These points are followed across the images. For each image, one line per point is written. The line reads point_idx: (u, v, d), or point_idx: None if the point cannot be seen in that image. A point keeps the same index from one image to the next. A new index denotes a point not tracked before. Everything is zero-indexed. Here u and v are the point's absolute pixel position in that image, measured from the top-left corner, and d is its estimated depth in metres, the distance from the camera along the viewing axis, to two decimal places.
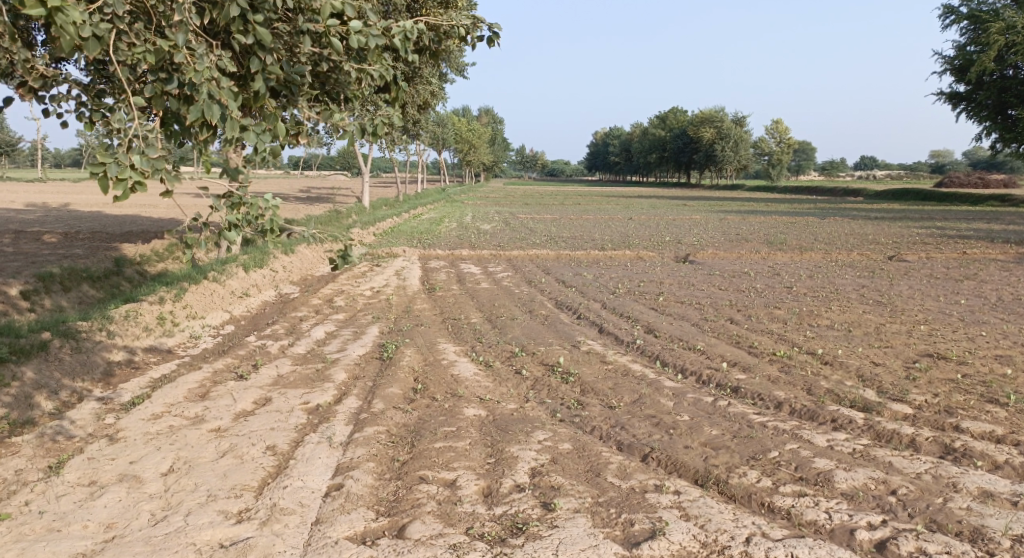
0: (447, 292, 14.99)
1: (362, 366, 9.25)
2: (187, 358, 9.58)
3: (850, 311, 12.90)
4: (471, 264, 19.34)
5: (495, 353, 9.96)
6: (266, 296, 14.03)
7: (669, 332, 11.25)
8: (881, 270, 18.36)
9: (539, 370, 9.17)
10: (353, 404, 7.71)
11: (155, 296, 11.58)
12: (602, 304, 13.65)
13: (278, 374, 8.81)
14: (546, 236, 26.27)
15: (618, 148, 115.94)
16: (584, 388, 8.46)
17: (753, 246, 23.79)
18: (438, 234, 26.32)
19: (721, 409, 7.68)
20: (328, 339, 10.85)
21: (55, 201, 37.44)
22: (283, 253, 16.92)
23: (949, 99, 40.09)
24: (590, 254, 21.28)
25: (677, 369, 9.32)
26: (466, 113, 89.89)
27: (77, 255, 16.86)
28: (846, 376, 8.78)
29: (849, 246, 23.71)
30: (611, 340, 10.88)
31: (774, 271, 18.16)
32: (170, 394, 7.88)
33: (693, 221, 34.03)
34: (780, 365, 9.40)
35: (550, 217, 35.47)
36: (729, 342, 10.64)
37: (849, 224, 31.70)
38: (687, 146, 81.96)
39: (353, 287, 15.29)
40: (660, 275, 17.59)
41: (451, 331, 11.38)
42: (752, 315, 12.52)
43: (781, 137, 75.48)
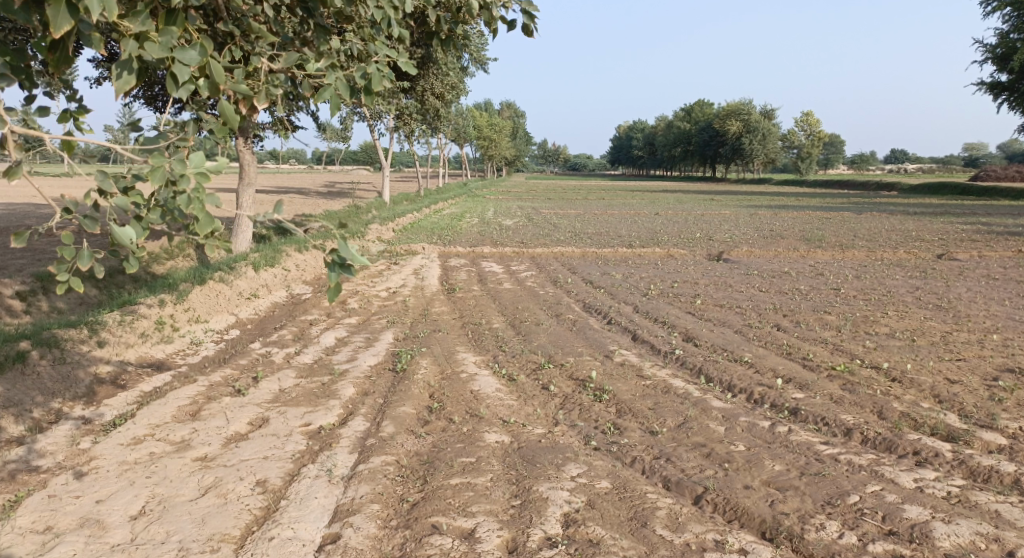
0: (468, 293, 14.07)
1: (375, 379, 8.35)
2: (183, 370, 8.73)
3: (908, 317, 11.79)
4: (493, 262, 18.40)
5: (520, 364, 9.01)
6: (276, 297, 13.19)
7: (711, 340, 10.23)
8: (933, 270, 17.17)
9: (570, 386, 8.20)
10: (360, 426, 6.79)
11: (154, 298, 10.74)
12: (634, 307, 12.64)
13: (281, 387, 7.92)
14: (571, 232, 25.27)
15: (642, 141, 114.32)
16: (621, 408, 7.47)
17: (790, 243, 22.61)
18: (459, 230, 25.44)
19: (782, 436, 6.69)
20: (339, 346, 9.96)
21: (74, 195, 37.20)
22: (296, 250, 16.08)
23: (991, 88, 38.32)
24: (618, 251, 20.23)
25: (724, 385, 8.30)
26: (487, 106, 88.88)
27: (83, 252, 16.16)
28: (921, 397, 7.84)
29: (892, 243, 22.46)
30: (647, 350, 9.88)
31: (816, 271, 17.02)
32: (156, 411, 7.00)
33: (722, 216, 32.82)
34: (842, 381, 8.37)
35: (574, 211, 34.42)
36: (779, 353, 9.60)
37: (888, 220, 30.36)
38: (713, 140, 80.37)
39: (369, 287, 14.41)
40: (694, 274, 16.51)
41: (473, 338, 10.45)
42: (801, 321, 11.45)
43: (812, 129, 73.38)
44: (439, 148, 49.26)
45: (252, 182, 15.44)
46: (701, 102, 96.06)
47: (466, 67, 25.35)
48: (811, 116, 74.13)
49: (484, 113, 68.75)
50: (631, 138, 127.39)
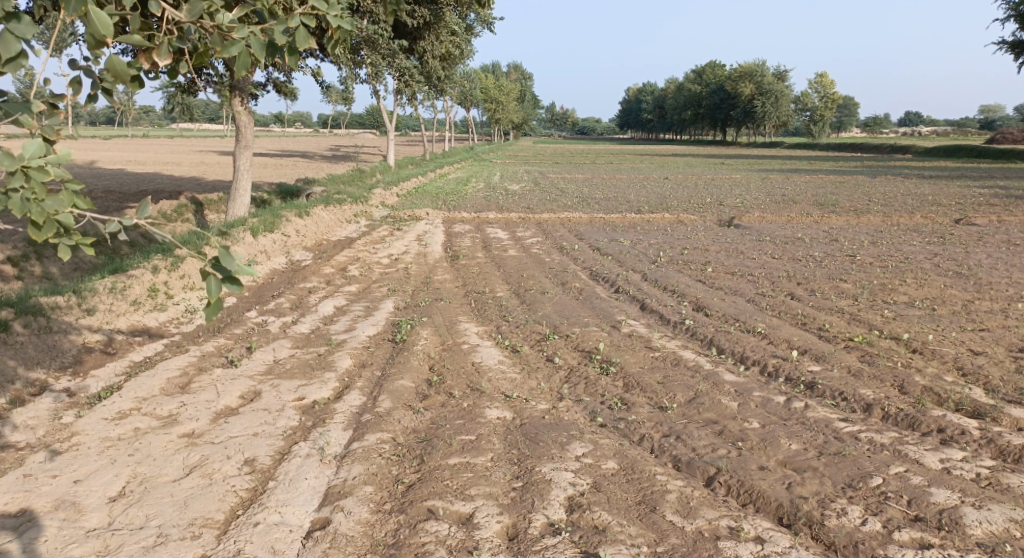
0: (472, 260, 13.69)
1: (372, 351, 8.04)
2: (175, 340, 8.43)
3: (928, 285, 11.38)
4: (498, 228, 18.01)
5: (524, 335, 8.68)
6: (275, 264, 12.84)
7: (723, 310, 9.86)
8: (951, 236, 16.69)
9: (576, 359, 7.87)
10: (355, 401, 6.48)
11: (147, 265, 10.43)
12: (643, 275, 12.26)
13: (276, 359, 7.61)
14: (578, 197, 24.78)
15: (651, 104, 112.71)
16: (629, 383, 7.15)
17: (803, 208, 22.09)
18: (464, 195, 25.00)
19: (798, 412, 6.36)
20: (337, 316, 9.64)
21: (79, 158, 36.94)
22: (296, 216, 15.72)
23: (1012, 49, 37.22)
24: (626, 217, 19.81)
25: (736, 357, 7.95)
26: (495, 69, 87.60)
27: (80, 217, 15.85)
28: (944, 370, 7.49)
29: (907, 207, 21.93)
30: (656, 320, 9.53)
31: (830, 237, 16.56)
32: (143, 383, 6.70)
33: (733, 181, 32.20)
34: (860, 354, 8.01)
35: (582, 176, 33.87)
36: (793, 324, 9.23)
37: (903, 184, 29.70)
38: (724, 103, 79.03)
39: (370, 254, 14.05)
40: (705, 241, 16.08)
41: (475, 307, 10.11)
42: (817, 290, 11.04)
43: (825, 91, 71.84)
44: (445, 112, 48.41)
45: (250, 144, 15.08)
46: (711, 64, 94.29)
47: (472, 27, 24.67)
48: (824, 78, 72.65)
49: (492, 77, 67.67)
50: (640, 101, 125.58)
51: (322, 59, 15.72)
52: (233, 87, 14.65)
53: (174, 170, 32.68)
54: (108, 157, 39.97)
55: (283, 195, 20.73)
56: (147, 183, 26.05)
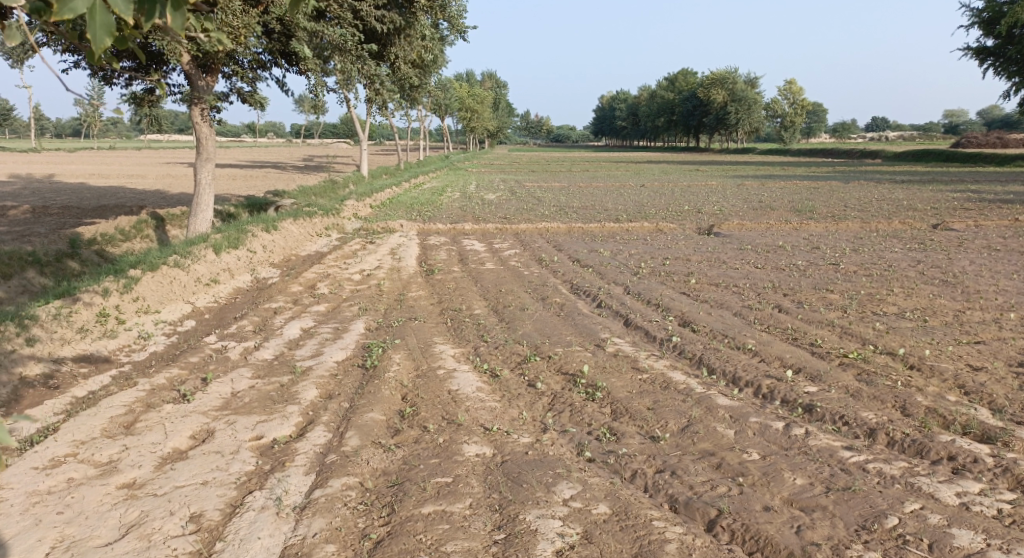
0: (447, 274, 13.16)
1: (341, 378, 7.48)
2: (126, 372, 7.83)
3: (916, 294, 11.04)
4: (474, 240, 17.50)
5: (503, 357, 8.17)
6: (239, 283, 12.21)
7: (710, 325, 9.44)
8: (931, 241, 16.48)
9: (559, 383, 7.38)
10: (320, 439, 5.93)
11: (97, 287, 9.81)
12: (625, 288, 11.83)
13: (234, 392, 7.02)
14: (555, 206, 24.33)
15: (625, 111, 113.00)
16: (617, 409, 6.67)
17: (781, 214, 21.85)
18: (438, 205, 24.49)
19: (799, 441, 5.91)
20: (304, 339, 9.06)
21: (42, 172, 36.03)
22: (263, 230, 15.09)
23: (977, 54, 37.51)
24: (604, 226, 19.42)
25: (728, 378, 7.49)
26: (468, 77, 87.25)
27: (33, 237, 15.11)
28: (946, 389, 7.10)
29: (884, 213, 21.76)
30: (641, 337, 9.08)
31: (812, 245, 16.25)
32: (83, 424, 6.12)
33: (709, 187, 31.97)
34: (857, 371, 7.60)
35: (557, 184, 33.53)
36: (784, 338, 8.81)
37: (877, 189, 29.66)
38: (697, 109, 79.36)
39: (340, 270, 13.46)
40: (685, 250, 15.71)
41: (451, 327, 9.59)
42: (804, 301, 10.66)
43: (795, 98, 72.17)
44: (418, 121, 47.83)
45: (211, 157, 14.46)
46: (683, 70, 94.69)
47: (444, 37, 24.22)
48: (794, 84, 73.18)
49: (465, 86, 67.12)
50: (613, 108, 125.92)
51: (287, 67, 15.15)
52: (192, 96, 14.06)
53: (140, 183, 31.79)
54: (70, 170, 38.84)
55: (251, 208, 20.09)
56: (109, 197, 25.20)
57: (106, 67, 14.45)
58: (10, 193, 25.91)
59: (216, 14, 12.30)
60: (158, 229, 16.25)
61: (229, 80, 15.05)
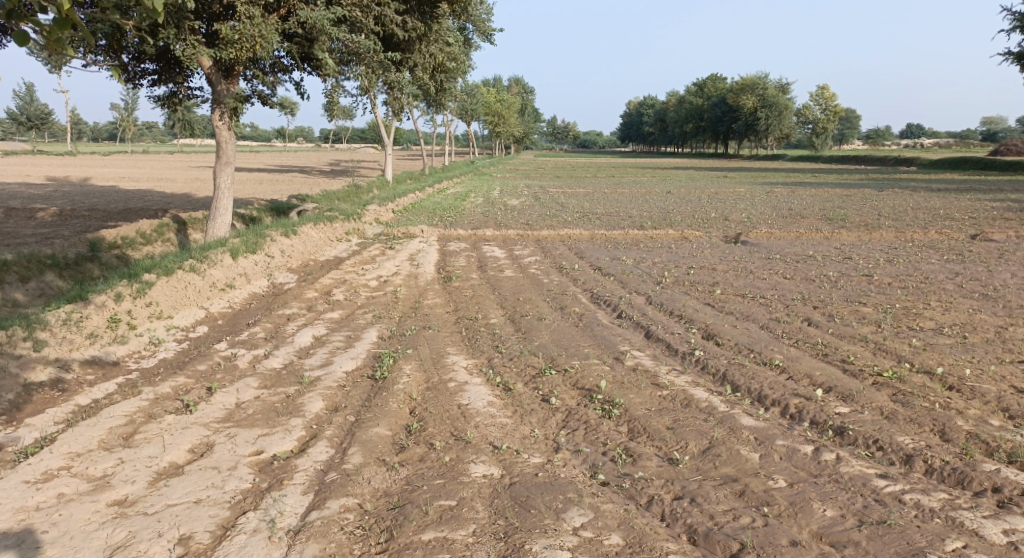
0: (465, 282, 12.89)
1: (348, 390, 7.23)
2: (133, 380, 7.68)
3: (954, 309, 10.53)
4: (496, 246, 17.24)
5: (518, 370, 7.86)
6: (254, 288, 12.05)
7: (735, 339, 9.04)
8: (970, 253, 15.86)
9: (575, 399, 7.05)
10: (321, 456, 5.67)
11: (110, 291, 9.70)
12: (648, 298, 11.46)
13: (239, 402, 6.79)
14: (579, 212, 24.01)
15: (652, 117, 112.21)
16: (634, 429, 6.33)
17: (811, 223, 21.32)
18: (461, 210, 24.28)
19: (829, 467, 5.53)
20: (314, 348, 8.84)
21: (75, 175, 36.60)
22: (282, 235, 14.95)
23: (1016, 60, 36.46)
24: (628, 233, 19.04)
25: (754, 396, 7.11)
26: (496, 82, 87.28)
27: (55, 240, 15.17)
28: (988, 412, 6.65)
29: (919, 222, 21.11)
30: (663, 350, 8.71)
31: (844, 254, 15.73)
32: (81, 434, 5.94)
33: (737, 194, 31.41)
34: (892, 391, 7.16)
35: (582, 190, 33.20)
36: (814, 354, 8.38)
37: (911, 197, 28.86)
38: (726, 115, 78.47)
39: (358, 275, 13.26)
40: (712, 259, 15.28)
41: (466, 337, 9.30)
42: (836, 315, 10.21)
43: (827, 104, 70.94)
44: (445, 126, 47.84)
45: (230, 161, 14.35)
46: (712, 76, 93.85)
47: (469, 41, 24.04)
48: (825, 91, 72.04)
49: (491, 91, 66.92)
50: (641, 114, 125.19)
51: (308, 72, 15.04)
52: (212, 99, 14.03)
53: (167, 186, 32.08)
54: (101, 173, 39.37)
55: (273, 212, 20.03)
56: (136, 200, 25.38)
57: (129, 70, 14.44)
58: (40, 195, 26.28)
59: (235, 23, 12.19)
60: (179, 233, 16.23)
61: (250, 83, 15.00)
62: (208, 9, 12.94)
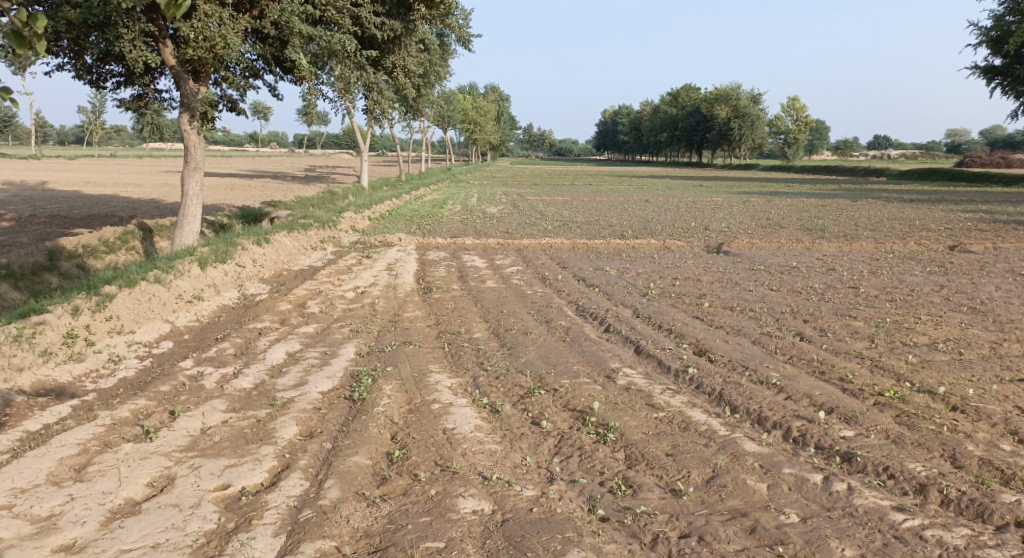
0: (446, 293, 12.44)
1: (325, 413, 6.76)
2: (91, 403, 7.21)
3: (946, 323, 10.30)
4: (475, 255, 16.83)
5: (504, 390, 7.43)
6: (224, 300, 11.52)
7: (728, 355, 8.71)
8: (951, 264, 15.75)
9: (566, 422, 6.65)
10: (295, 490, 5.39)
11: (67, 305, 9.19)
12: (634, 310, 11.12)
13: (204, 428, 6.43)
14: (558, 220, 23.65)
15: (627, 125, 112.54)
16: (631, 455, 5.98)
17: (791, 233, 21.17)
18: (439, 218, 23.82)
19: (841, 499, 5.28)
20: (288, 365, 8.35)
21: (36, 180, 35.45)
22: (254, 243, 14.41)
23: (985, 73, 36.85)
24: (609, 243, 18.74)
25: (754, 418, 6.75)
26: (472, 89, 87.02)
27: (13, 248, 14.51)
28: (997, 435, 6.38)
29: (898, 233, 21.05)
30: (654, 367, 8.35)
31: (827, 266, 15.54)
32: (28, 467, 5.71)
33: (715, 204, 31.28)
34: (896, 413, 6.85)
35: (560, 198, 32.90)
36: (810, 372, 8.06)
37: (886, 208, 28.93)
38: (700, 124, 78.84)
39: (333, 286, 12.77)
40: (696, 270, 15.01)
41: (448, 353, 8.86)
42: (827, 329, 9.93)
43: (799, 114, 71.47)
44: (421, 133, 47.32)
45: (199, 166, 13.79)
46: (686, 86, 94.37)
47: (445, 46, 23.62)
48: (798, 101, 72.66)
49: (466, 97, 66.43)
50: (615, 123, 125.55)
51: (281, 75, 14.53)
52: (181, 102, 13.48)
53: (135, 192, 31.14)
54: (66, 177, 38.23)
55: (245, 219, 19.40)
56: (101, 206, 24.54)
57: (93, 72, 13.86)
58: (1, 201, 25.35)
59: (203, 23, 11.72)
60: (145, 241, 15.60)
61: (221, 86, 14.45)
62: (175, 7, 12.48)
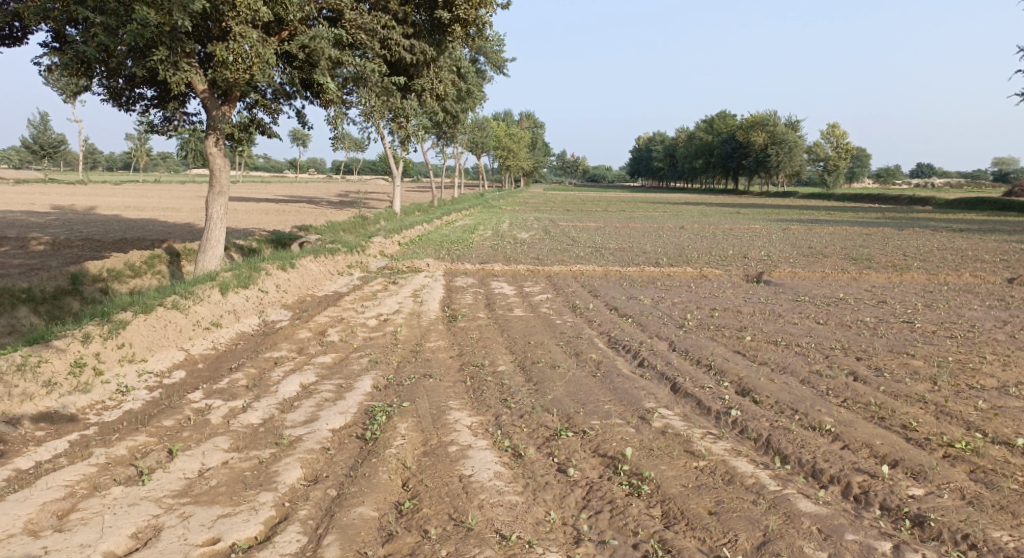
0: (472, 322, 11.91)
1: (333, 454, 6.23)
2: (89, 437, 6.79)
3: (1015, 364, 9.43)
4: (504, 282, 16.28)
5: (528, 431, 6.81)
6: (243, 327, 11.11)
7: (774, 396, 7.97)
8: (1013, 298, 14.75)
9: (595, 470, 6.01)
10: (291, 546, 5.02)
11: (77, 332, 8.82)
12: (670, 344, 10.43)
13: (202, 470, 5.96)
14: (591, 247, 23.00)
15: (662, 152, 111.87)
16: (669, 512, 5.36)
17: (835, 262, 20.26)
18: (469, 243, 23.40)
19: None
20: (301, 398, 7.84)
21: (81, 204, 35.93)
22: (279, 268, 14.05)
23: None
24: (644, 270, 18.07)
25: (807, 470, 6.05)
26: (506, 117, 87.22)
27: (39, 272, 14.39)
28: None
29: (951, 264, 20.01)
30: (694, 409, 7.65)
31: (877, 298, 14.68)
32: (6, 514, 5.34)
33: (754, 231, 30.37)
34: (969, 468, 6.09)
35: (593, 224, 32.30)
36: (867, 417, 7.30)
37: (936, 237, 27.73)
38: (736, 151, 77.77)
39: (355, 313, 12.31)
40: (735, 300, 14.28)
41: (471, 388, 8.27)
42: (883, 368, 9.14)
43: (839, 142, 69.93)
44: (455, 159, 47.24)
45: (224, 190, 13.49)
46: (723, 113, 93.56)
47: (479, 71, 23.52)
48: (838, 128, 71.23)
49: (500, 123, 66.29)
50: (650, 150, 124.91)
51: (311, 99, 14.23)
52: (207, 124, 13.22)
53: (170, 216, 31.36)
54: (105, 201, 38.75)
55: (274, 243, 19.15)
56: (135, 230, 24.59)
57: (125, 94, 13.66)
58: (39, 223, 25.59)
59: (231, 45, 11.37)
60: (171, 265, 15.37)
61: (250, 109, 14.21)
62: (205, 29, 12.24)
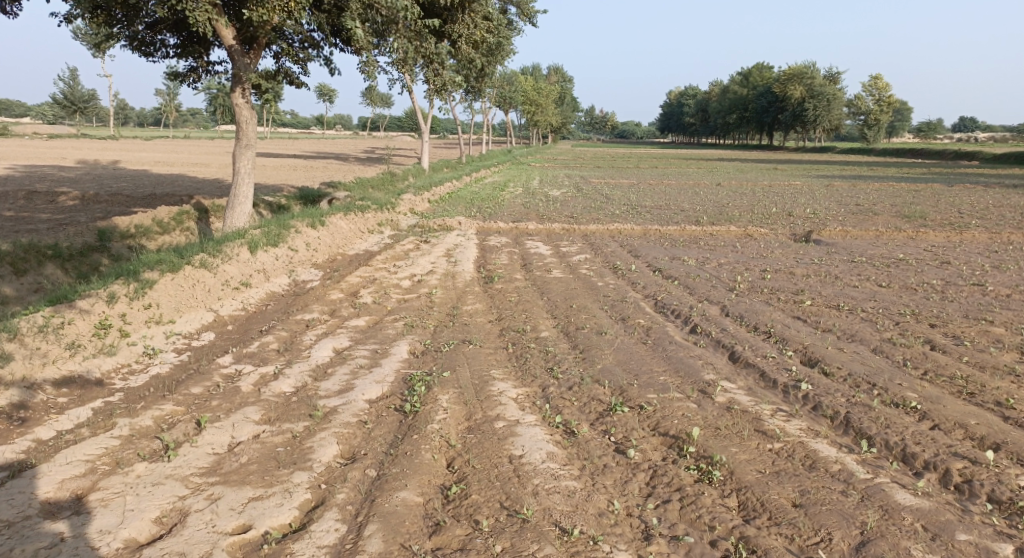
0: (509, 283, 11.30)
1: (371, 429, 5.70)
2: (112, 406, 6.35)
3: None
4: (539, 241, 15.61)
5: (580, 406, 6.23)
6: (273, 286, 10.63)
7: (846, 367, 7.28)
8: None
9: (658, 451, 5.42)
10: (329, 537, 4.53)
11: (102, 291, 8.38)
12: (723, 308, 9.73)
13: (232, 445, 5.49)
14: (627, 205, 22.16)
15: (694, 107, 109.04)
16: (748, 504, 4.77)
17: (887, 221, 19.20)
18: (501, 200, 22.69)
19: None
20: (334, 365, 7.33)
21: (109, 159, 35.70)
22: (309, 226, 13.52)
23: None
24: (685, 229, 17.26)
25: (897, 454, 5.40)
26: (535, 70, 85.39)
27: (67, 228, 14.04)
28: None
29: (1012, 222, 18.85)
30: (760, 381, 6.98)
31: (939, 258, 13.75)
32: (21, 493, 4.91)
33: (795, 187, 29.18)
34: None
35: (627, 181, 31.30)
36: (954, 393, 6.59)
37: (989, 194, 26.31)
38: (772, 105, 75.34)
39: (388, 273, 11.77)
40: (786, 261, 13.48)
41: (514, 355, 7.69)
42: (961, 337, 8.38)
43: (881, 94, 67.26)
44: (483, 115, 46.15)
45: (251, 143, 12.91)
46: (759, 66, 90.57)
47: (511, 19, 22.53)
48: (881, 81, 68.51)
49: (529, 78, 64.76)
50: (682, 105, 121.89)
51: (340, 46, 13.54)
52: (233, 74, 12.60)
53: (199, 172, 31.04)
54: (133, 157, 38.53)
55: (302, 200, 18.62)
56: (163, 186, 24.25)
57: (147, 43, 13.04)
58: (69, 179, 25.38)
59: None
60: (199, 222, 14.92)
61: (277, 59, 13.55)
62: None
